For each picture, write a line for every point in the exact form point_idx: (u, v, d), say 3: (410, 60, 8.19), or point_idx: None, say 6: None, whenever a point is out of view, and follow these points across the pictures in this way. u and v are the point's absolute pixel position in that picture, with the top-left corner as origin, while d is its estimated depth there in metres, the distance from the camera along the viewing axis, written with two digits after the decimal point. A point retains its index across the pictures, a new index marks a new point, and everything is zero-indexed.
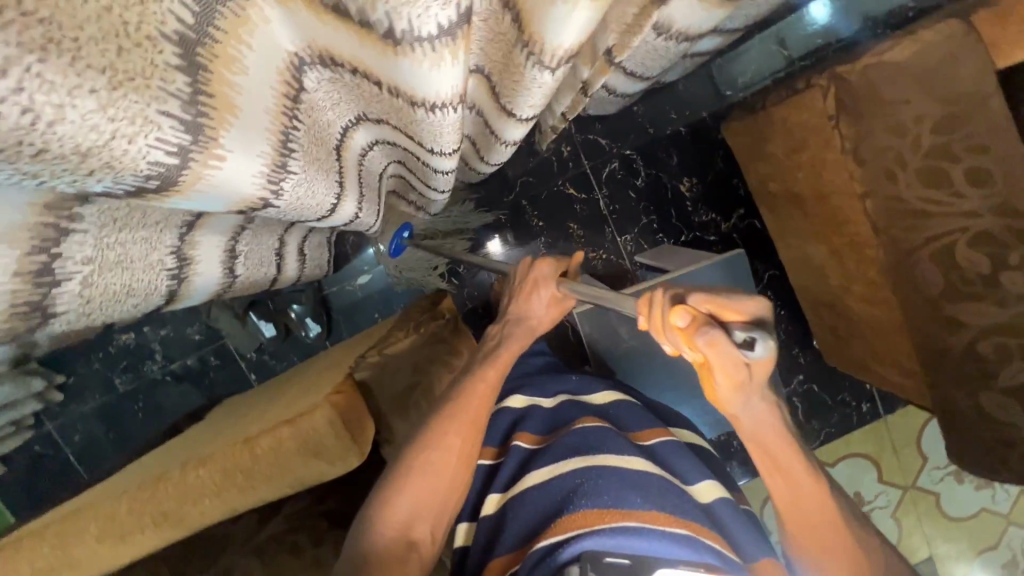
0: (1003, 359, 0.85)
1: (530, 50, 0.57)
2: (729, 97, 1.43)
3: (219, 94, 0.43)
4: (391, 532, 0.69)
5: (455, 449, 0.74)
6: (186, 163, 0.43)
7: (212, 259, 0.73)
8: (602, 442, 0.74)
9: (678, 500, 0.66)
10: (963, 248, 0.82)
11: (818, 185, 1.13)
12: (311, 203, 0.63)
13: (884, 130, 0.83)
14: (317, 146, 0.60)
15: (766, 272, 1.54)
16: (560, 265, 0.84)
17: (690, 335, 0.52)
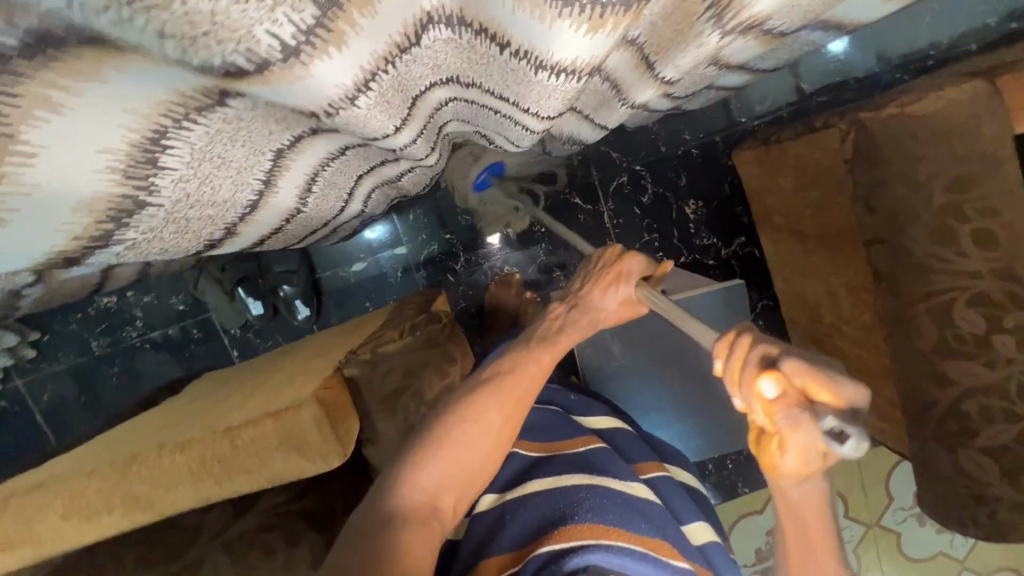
0: (986, 419, 0.86)
1: (716, 14, 0.55)
2: (743, 124, 1.43)
3: (355, 5, 0.37)
4: (414, 500, 0.61)
5: (502, 424, 0.69)
6: (289, 58, 0.37)
7: (278, 216, 0.72)
8: (608, 463, 0.78)
9: (677, 533, 0.70)
10: (961, 307, 0.83)
11: (823, 225, 1.13)
12: (359, 132, 0.52)
13: (901, 183, 0.83)
14: (394, 92, 0.50)
15: (760, 302, 1.55)
16: (649, 266, 0.82)
17: (773, 408, 0.38)
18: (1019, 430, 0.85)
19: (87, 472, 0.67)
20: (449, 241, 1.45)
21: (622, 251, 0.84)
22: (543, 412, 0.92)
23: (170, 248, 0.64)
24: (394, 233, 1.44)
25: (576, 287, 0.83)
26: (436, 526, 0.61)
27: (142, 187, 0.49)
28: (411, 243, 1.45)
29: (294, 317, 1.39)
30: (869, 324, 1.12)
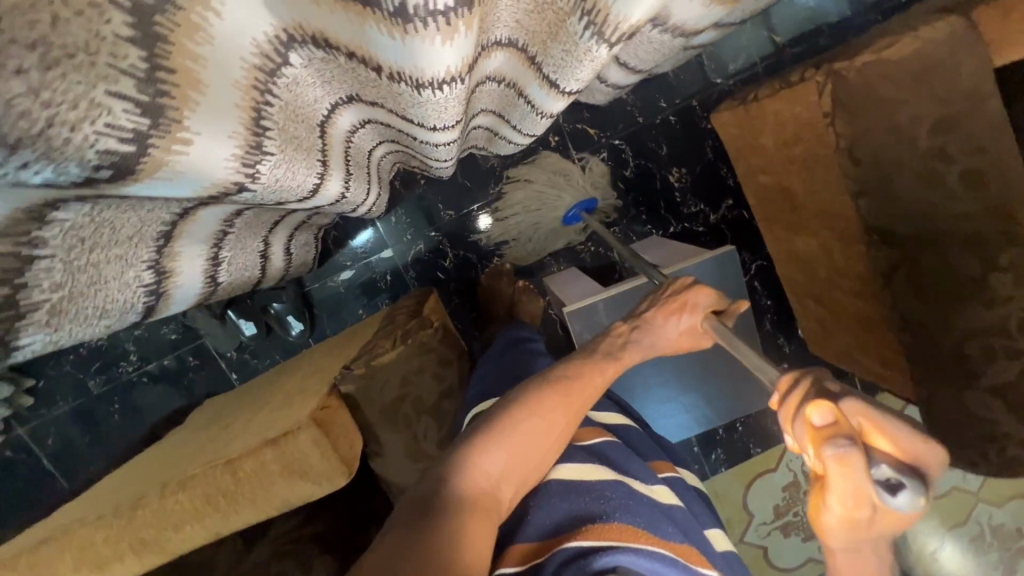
0: (989, 358, 0.86)
1: (591, 22, 0.58)
2: (719, 84, 1.39)
3: (179, 69, 0.40)
4: (480, 483, 0.59)
5: (558, 435, 0.66)
6: (144, 149, 0.41)
7: (193, 267, 0.70)
8: (627, 462, 0.73)
9: (700, 538, 0.69)
10: (955, 248, 0.82)
11: (809, 180, 1.12)
12: (292, 184, 0.59)
13: (881, 130, 0.80)
14: (294, 124, 0.55)
15: (753, 263, 1.54)
16: (721, 300, 0.74)
17: (818, 436, 0.44)
18: None
19: (93, 520, 0.67)
20: (435, 238, 1.43)
21: (692, 282, 0.77)
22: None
23: (94, 331, 0.61)
24: (378, 237, 1.41)
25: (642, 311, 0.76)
26: (495, 516, 0.59)
27: (29, 265, 0.47)
28: (397, 245, 1.42)
29: (287, 333, 1.37)
30: (865, 275, 1.11)
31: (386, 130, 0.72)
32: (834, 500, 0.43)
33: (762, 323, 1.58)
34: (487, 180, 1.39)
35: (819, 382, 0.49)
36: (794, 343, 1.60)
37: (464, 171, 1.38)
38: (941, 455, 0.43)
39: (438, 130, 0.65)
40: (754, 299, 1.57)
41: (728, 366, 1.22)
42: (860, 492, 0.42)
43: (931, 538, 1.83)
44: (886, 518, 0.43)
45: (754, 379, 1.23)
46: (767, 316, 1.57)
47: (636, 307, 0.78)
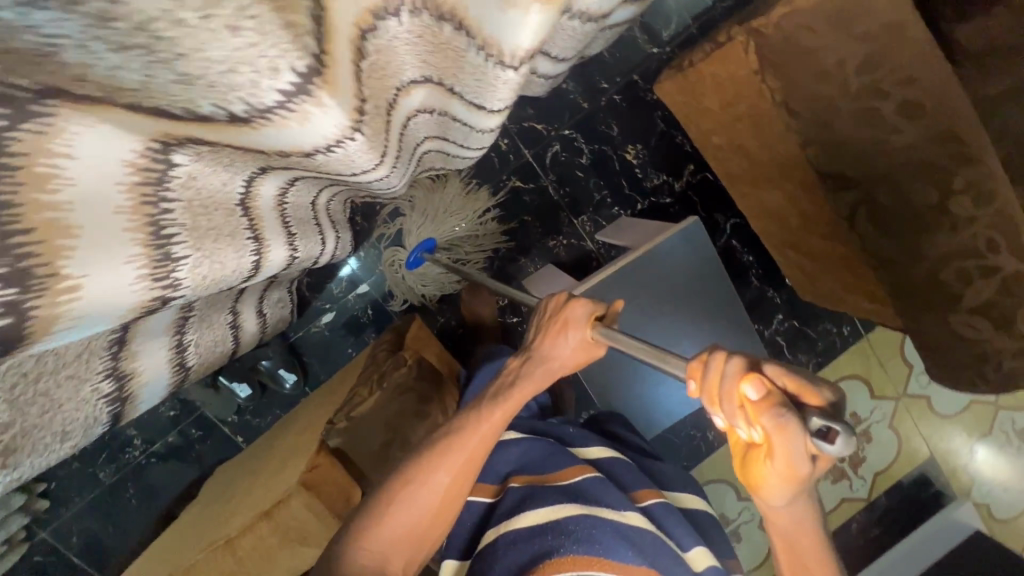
0: (964, 281, 0.85)
1: (487, 54, 0.55)
2: (657, 53, 1.38)
3: (38, 223, 0.40)
4: (366, 563, 0.63)
5: (446, 495, 0.68)
6: (23, 316, 0.41)
7: (157, 364, 0.69)
8: (598, 494, 0.79)
9: (668, 559, 0.74)
10: (908, 179, 0.80)
11: (760, 135, 1.11)
12: (225, 273, 0.58)
13: (810, 79, 0.80)
14: (203, 215, 0.54)
15: (728, 223, 1.53)
16: (597, 305, 0.73)
17: (759, 411, 0.49)
18: (1000, 282, 0.84)
19: None
20: None
21: (569, 296, 0.75)
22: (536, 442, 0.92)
23: (59, 454, 0.61)
24: (351, 274, 1.41)
25: (532, 340, 0.76)
26: None
27: None
28: (372, 277, 1.42)
29: (282, 386, 1.38)
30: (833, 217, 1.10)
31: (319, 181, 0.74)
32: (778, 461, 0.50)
33: (749, 279, 1.57)
34: None
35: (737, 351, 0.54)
36: (784, 293, 1.59)
37: None
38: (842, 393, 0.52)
39: (366, 172, 0.66)
40: (737, 258, 1.56)
41: (720, 333, 1.21)
42: (799, 453, 0.49)
43: (960, 455, 1.83)
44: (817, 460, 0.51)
45: (748, 339, 1.22)
46: (752, 271, 1.56)
47: (527, 334, 0.78)
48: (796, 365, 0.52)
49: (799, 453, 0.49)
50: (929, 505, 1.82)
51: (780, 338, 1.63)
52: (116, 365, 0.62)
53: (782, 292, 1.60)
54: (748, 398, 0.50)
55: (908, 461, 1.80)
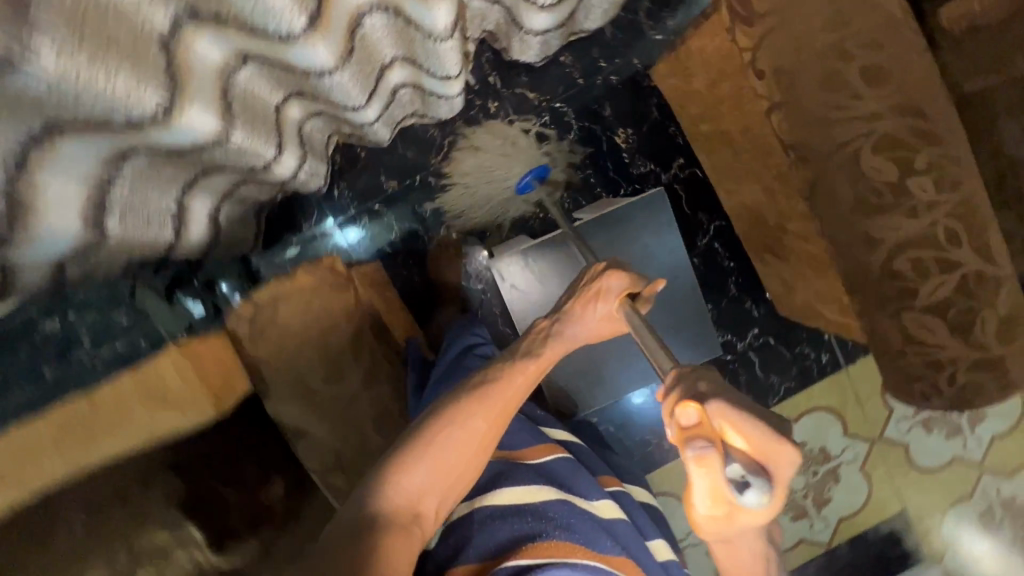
0: (922, 275, 0.80)
1: None
2: (659, 41, 1.38)
3: None
4: (403, 500, 0.69)
5: (479, 447, 0.76)
6: None
7: (67, 210, 0.69)
8: (572, 483, 0.84)
9: (631, 545, 0.80)
10: (869, 154, 0.76)
11: (742, 119, 1.07)
12: (108, 91, 0.59)
13: (783, 29, 0.76)
14: (93, 24, 0.55)
15: (712, 224, 1.49)
16: (632, 284, 0.84)
17: (687, 438, 0.54)
18: (956, 281, 0.79)
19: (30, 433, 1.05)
20: (378, 210, 1.43)
21: (606, 268, 0.86)
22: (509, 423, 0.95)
23: None
24: (321, 212, 1.40)
25: (564, 304, 0.88)
26: (417, 530, 0.68)
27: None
28: (342, 217, 1.42)
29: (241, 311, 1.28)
30: (807, 212, 1.06)
31: (278, 72, 0.81)
32: (696, 498, 0.52)
33: (728, 285, 1.52)
34: (426, 148, 1.39)
35: (697, 381, 0.59)
36: (763, 306, 1.53)
37: (404, 141, 1.38)
38: (789, 453, 0.52)
39: (298, 40, 0.73)
40: (717, 262, 1.51)
41: None
42: (729, 503, 0.51)
43: (935, 515, 1.71)
44: (741, 510, 0.52)
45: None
46: (731, 278, 1.51)
47: (562, 298, 0.89)
48: (742, 408, 0.54)
49: (722, 493, 0.51)
50: (891, 562, 1.71)
51: (753, 353, 1.57)
52: (11, 189, 0.60)
53: (761, 306, 1.54)
54: (683, 423, 0.55)
55: (877, 511, 1.69)
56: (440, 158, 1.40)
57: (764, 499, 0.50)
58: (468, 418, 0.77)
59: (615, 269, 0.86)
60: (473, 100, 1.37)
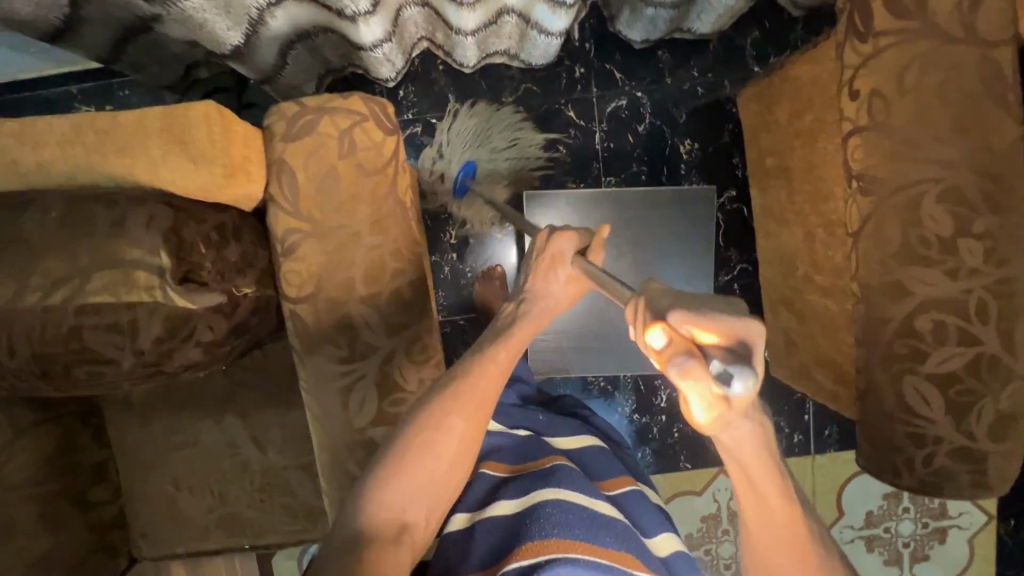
0: (938, 340, 0.78)
1: None
2: (755, 72, 1.39)
3: None
4: (384, 515, 0.64)
5: (453, 446, 0.68)
6: None
7: None
8: (570, 479, 0.76)
9: (642, 543, 0.71)
10: (931, 202, 0.76)
11: (811, 157, 1.07)
12: None
13: (896, 52, 0.75)
14: None
15: (737, 265, 1.48)
16: (584, 243, 0.79)
17: (664, 360, 0.47)
18: (971, 357, 0.77)
19: None
20: (434, 124, 1.41)
21: (551, 233, 0.80)
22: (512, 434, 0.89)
23: None
24: None
25: (525, 283, 0.81)
26: (409, 542, 0.64)
27: None
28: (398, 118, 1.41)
29: None
30: (840, 266, 1.05)
31: None
32: (693, 406, 0.47)
33: None
34: (501, 86, 1.40)
35: (655, 300, 0.52)
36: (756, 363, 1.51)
37: (484, 71, 1.39)
38: (759, 326, 0.46)
39: None
40: None
41: None
42: (711, 392, 0.45)
43: None
44: (737, 401, 0.46)
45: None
46: None
47: (520, 279, 0.83)
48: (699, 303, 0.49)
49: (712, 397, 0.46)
50: None
51: None
52: None
53: None
54: (656, 347, 0.48)
55: None
56: (511, 98, 1.41)
57: (754, 388, 0.44)
58: (443, 422, 0.68)
59: (563, 231, 0.79)
60: (562, 59, 1.39)
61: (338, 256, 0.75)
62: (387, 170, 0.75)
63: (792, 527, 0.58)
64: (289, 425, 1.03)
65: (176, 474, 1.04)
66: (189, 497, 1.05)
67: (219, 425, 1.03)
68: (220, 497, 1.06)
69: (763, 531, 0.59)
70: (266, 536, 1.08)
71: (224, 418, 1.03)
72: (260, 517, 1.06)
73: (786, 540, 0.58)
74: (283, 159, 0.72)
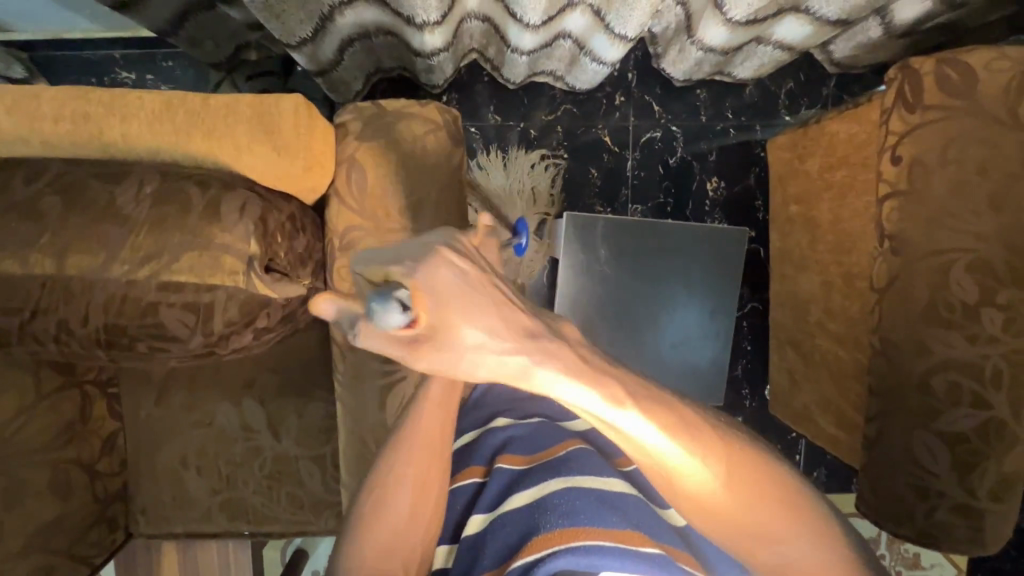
0: (952, 399, 0.83)
1: None
2: (786, 121, 1.45)
3: None
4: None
5: (398, 467, 0.65)
6: None
7: None
8: (583, 459, 0.63)
9: (653, 517, 0.59)
10: (959, 271, 0.81)
11: (838, 210, 1.12)
12: None
13: (940, 127, 0.80)
14: None
15: (748, 302, 1.53)
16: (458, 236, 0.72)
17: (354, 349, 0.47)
18: (980, 420, 0.82)
19: None
20: (472, 133, 1.44)
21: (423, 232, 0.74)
22: (524, 425, 0.72)
23: None
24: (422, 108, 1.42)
25: None
26: None
27: None
28: None
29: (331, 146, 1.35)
30: (856, 317, 1.09)
31: None
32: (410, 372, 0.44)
33: (734, 365, 1.55)
34: (542, 105, 1.44)
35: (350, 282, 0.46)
36: (756, 399, 1.55)
37: (527, 89, 1.43)
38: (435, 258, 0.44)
39: None
40: (736, 339, 1.54)
41: (696, 354, 1.17)
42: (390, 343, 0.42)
43: None
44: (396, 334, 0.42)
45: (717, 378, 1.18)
46: (741, 359, 1.54)
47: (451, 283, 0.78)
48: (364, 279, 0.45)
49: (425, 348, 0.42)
50: None
51: None
52: None
53: (754, 399, 1.56)
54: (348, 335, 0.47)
55: None
56: (550, 117, 1.44)
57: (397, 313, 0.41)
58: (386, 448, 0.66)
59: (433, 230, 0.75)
60: (604, 86, 1.43)
61: None
62: (453, 179, 0.77)
63: (720, 473, 0.45)
64: (307, 415, 1.03)
65: (185, 453, 1.03)
66: (195, 477, 1.04)
67: (236, 407, 1.02)
68: (226, 481, 1.05)
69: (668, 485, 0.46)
70: (267, 524, 1.07)
71: (242, 401, 1.02)
72: (264, 504, 1.06)
73: (731, 488, 0.45)
74: (356, 158, 0.74)
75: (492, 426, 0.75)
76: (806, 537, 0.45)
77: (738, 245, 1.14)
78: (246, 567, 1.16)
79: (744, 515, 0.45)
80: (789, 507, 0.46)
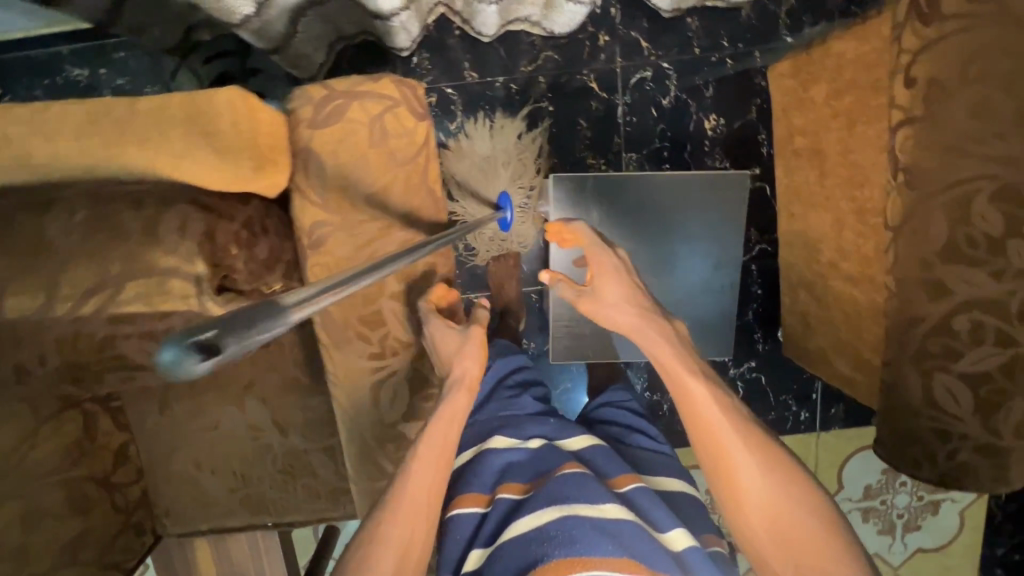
0: (975, 340, 0.77)
1: None
2: (787, 43, 1.33)
3: None
4: None
5: (405, 527, 0.66)
6: None
7: None
8: (578, 486, 0.66)
9: (651, 548, 0.61)
10: (983, 201, 0.73)
11: (848, 141, 1.03)
12: None
13: (962, 38, 0.71)
14: None
15: (757, 245, 1.46)
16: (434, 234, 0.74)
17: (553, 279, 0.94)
18: (1007, 358, 0.76)
19: None
20: (449, 95, 1.34)
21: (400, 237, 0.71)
22: (521, 447, 0.78)
23: None
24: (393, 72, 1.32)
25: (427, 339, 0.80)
26: None
27: None
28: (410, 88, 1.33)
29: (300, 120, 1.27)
30: (870, 255, 1.03)
31: None
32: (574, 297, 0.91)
33: (745, 311, 1.50)
34: (521, 55, 1.33)
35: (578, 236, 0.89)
36: (769, 342, 1.52)
37: (504, 39, 1.32)
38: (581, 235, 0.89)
39: None
40: (746, 284, 1.49)
41: (704, 309, 1.12)
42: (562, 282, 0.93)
43: None
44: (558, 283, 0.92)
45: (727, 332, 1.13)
46: (753, 303, 1.49)
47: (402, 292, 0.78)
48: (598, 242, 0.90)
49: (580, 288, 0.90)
50: None
51: (740, 384, 1.55)
52: None
53: (767, 342, 1.52)
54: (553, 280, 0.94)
55: None
56: (531, 68, 1.33)
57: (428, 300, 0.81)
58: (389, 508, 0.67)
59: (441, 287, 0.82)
60: (585, 26, 1.31)
61: (369, 248, 0.72)
62: (417, 158, 0.71)
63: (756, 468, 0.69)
64: (311, 409, 1.03)
65: (198, 456, 1.04)
66: (212, 477, 1.06)
67: (239, 409, 1.02)
68: (242, 479, 1.06)
69: (723, 473, 0.70)
70: (288, 514, 1.09)
71: (245, 401, 1.02)
72: (282, 497, 1.08)
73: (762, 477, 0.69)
74: (310, 147, 0.68)
75: (488, 446, 0.80)
76: (819, 531, 0.66)
77: (739, 189, 1.07)
78: (277, 553, 1.20)
79: (769, 504, 0.67)
80: (809, 508, 0.67)
